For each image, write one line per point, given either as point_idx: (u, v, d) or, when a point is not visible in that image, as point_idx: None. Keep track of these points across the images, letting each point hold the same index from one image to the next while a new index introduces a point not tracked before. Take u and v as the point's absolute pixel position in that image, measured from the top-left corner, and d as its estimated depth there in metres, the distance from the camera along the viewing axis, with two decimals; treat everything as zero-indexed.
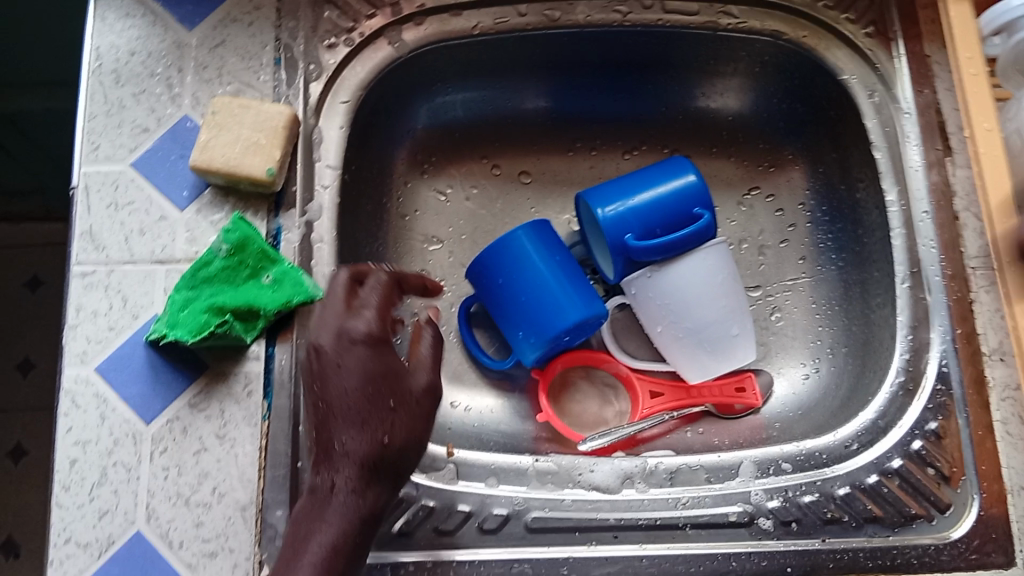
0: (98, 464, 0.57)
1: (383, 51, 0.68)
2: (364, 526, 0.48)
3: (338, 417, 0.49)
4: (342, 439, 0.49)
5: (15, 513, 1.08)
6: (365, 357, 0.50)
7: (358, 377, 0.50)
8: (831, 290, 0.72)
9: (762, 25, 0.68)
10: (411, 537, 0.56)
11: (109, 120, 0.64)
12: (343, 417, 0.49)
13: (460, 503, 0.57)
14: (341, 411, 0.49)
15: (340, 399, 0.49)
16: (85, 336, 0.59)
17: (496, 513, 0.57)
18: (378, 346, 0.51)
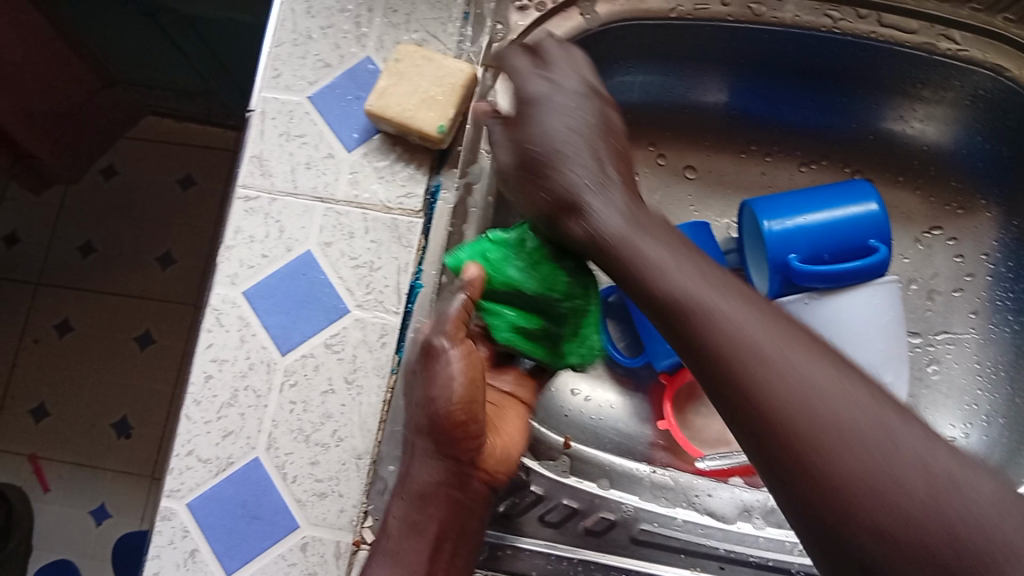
0: (230, 385, 0.58)
1: (573, 20, 0.64)
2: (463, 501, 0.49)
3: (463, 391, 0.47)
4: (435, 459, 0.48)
5: (132, 395, 1.14)
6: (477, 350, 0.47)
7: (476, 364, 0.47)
8: (1001, 353, 0.67)
9: (984, 57, 0.63)
10: (512, 519, 0.55)
11: (294, 49, 0.64)
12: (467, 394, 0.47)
13: (568, 498, 0.56)
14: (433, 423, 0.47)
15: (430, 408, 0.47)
16: (239, 259, 0.60)
17: (603, 517, 0.56)
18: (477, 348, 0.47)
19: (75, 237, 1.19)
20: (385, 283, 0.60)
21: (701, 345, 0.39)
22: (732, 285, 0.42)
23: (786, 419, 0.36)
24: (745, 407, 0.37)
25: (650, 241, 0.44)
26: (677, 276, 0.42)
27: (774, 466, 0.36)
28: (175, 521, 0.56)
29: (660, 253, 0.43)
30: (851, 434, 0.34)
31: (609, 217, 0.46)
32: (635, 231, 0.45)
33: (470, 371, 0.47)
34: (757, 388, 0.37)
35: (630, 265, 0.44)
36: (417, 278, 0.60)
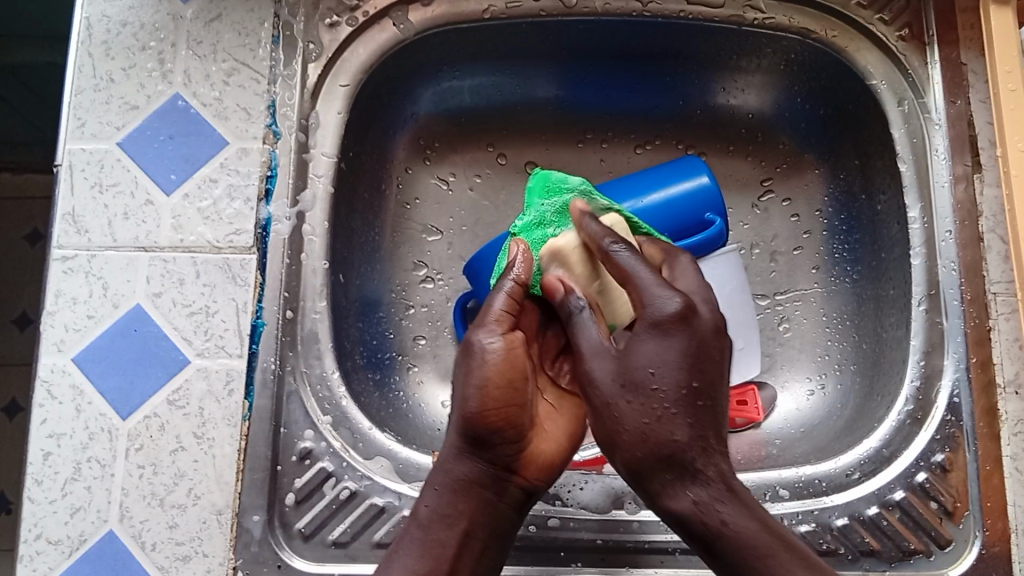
0: (72, 458, 0.55)
1: (387, 31, 0.64)
2: (487, 500, 0.47)
3: (473, 382, 0.46)
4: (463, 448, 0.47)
5: (6, 467, 1.07)
6: (504, 352, 0.47)
7: (499, 362, 0.46)
8: (844, 303, 0.69)
9: (789, 21, 0.65)
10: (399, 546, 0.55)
11: (96, 95, 0.60)
12: (483, 384, 0.46)
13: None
14: (472, 423, 0.46)
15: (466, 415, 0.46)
16: (63, 324, 0.57)
17: (524, 532, 0.56)
18: (513, 346, 0.47)
19: None
20: (223, 328, 0.57)
21: (601, 409, 0.43)
22: (685, 286, 0.47)
23: (664, 451, 0.42)
24: (664, 483, 0.42)
25: (697, 264, 0.49)
26: (694, 283, 0.47)
27: (686, 526, 0.42)
28: None
29: (692, 284, 0.48)
30: (747, 507, 0.42)
31: (664, 297, 0.43)
32: (675, 295, 0.47)
33: (509, 370, 0.46)
34: (682, 448, 0.42)
35: (666, 290, 0.47)
36: (258, 317, 0.58)
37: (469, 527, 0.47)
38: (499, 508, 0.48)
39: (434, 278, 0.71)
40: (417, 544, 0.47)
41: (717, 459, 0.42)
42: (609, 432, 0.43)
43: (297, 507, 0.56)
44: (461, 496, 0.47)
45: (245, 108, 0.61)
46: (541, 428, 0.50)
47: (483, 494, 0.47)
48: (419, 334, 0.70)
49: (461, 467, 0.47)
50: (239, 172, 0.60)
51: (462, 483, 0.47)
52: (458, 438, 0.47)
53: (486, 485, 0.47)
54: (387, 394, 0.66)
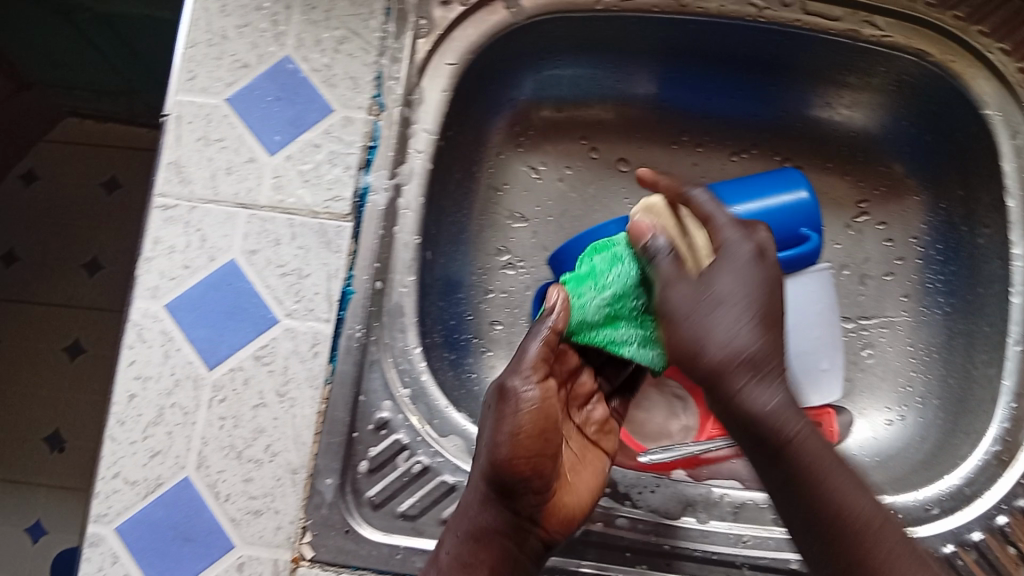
0: (156, 402, 0.56)
1: (498, 14, 0.64)
2: (508, 554, 0.47)
3: (501, 434, 0.45)
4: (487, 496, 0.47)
5: (64, 406, 1.09)
6: (538, 403, 0.46)
7: (530, 417, 0.46)
8: (933, 335, 0.68)
9: (905, 41, 0.64)
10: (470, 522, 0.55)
11: (209, 50, 0.62)
12: (511, 440, 0.45)
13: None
14: (498, 475, 0.45)
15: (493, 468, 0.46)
16: (159, 271, 0.58)
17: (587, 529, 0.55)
18: (546, 399, 0.46)
19: None
20: (314, 291, 0.58)
21: (731, 409, 0.44)
22: (715, 303, 0.45)
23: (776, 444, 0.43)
24: (770, 470, 0.45)
25: (742, 271, 0.46)
26: (732, 331, 0.44)
27: (789, 495, 0.44)
28: (104, 547, 0.54)
29: (736, 332, 0.44)
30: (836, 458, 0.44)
31: (725, 320, 0.44)
32: (703, 305, 0.45)
33: (538, 422, 0.46)
34: (793, 444, 0.43)
35: (711, 302, 0.45)
36: (348, 284, 0.58)
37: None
38: (519, 559, 0.48)
39: (516, 265, 0.71)
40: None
41: (761, 388, 0.44)
42: (739, 413, 0.44)
43: (369, 475, 0.56)
44: (480, 545, 0.47)
45: (352, 76, 0.62)
46: (561, 485, 0.50)
47: (504, 541, 0.47)
48: (496, 318, 0.70)
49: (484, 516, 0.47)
50: (342, 140, 0.61)
51: (483, 532, 0.47)
52: (481, 486, 0.47)
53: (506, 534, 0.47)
54: (461, 374, 0.66)
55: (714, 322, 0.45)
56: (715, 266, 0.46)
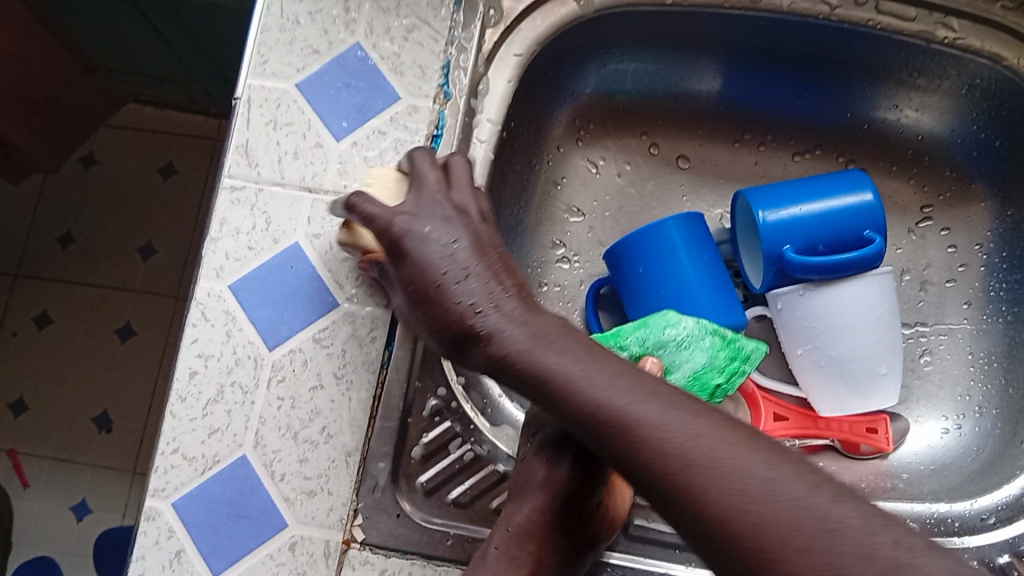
0: (216, 380, 0.57)
1: (567, 7, 0.64)
2: (552, 549, 0.51)
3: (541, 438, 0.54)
4: (538, 506, 0.51)
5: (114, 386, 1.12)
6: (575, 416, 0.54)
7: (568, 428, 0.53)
8: (994, 344, 0.66)
9: (981, 45, 0.62)
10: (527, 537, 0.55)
11: (281, 35, 0.62)
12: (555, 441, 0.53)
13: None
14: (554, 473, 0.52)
15: (544, 481, 0.52)
16: (224, 251, 0.59)
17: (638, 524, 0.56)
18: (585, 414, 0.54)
19: (54, 227, 1.16)
20: (375, 277, 0.58)
21: (486, 362, 0.45)
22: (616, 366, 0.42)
23: (638, 456, 0.39)
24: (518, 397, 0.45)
25: (413, 201, 0.49)
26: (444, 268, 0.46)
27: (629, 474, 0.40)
28: (160, 521, 0.55)
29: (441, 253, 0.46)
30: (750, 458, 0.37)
31: (474, 292, 0.45)
32: (440, 275, 0.46)
33: None
34: (687, 486, 0.37)
35: (409, 262, 0.47)
36: None
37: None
38: (565, 554, 0.51)
39: (570, 259, 0.71)
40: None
41: (466, 286, 0.45)
42: (492, 361, 0.45)
43: (422, 461, 0.57)
44: (518, 554, 0.50)
45: (420, 65, 0.61)
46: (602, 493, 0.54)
47: (544, 552, 0.51)
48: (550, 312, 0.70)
49: (530, 525, 0.51)
50: (408, 128, 0.61)
51: (525, 540, 0.51)
52: (532, 501, 0.51)
53: (543, 544, 0.51)
54: None
55: (494, 326, 0.44)
56: (404, 246, 0.47)
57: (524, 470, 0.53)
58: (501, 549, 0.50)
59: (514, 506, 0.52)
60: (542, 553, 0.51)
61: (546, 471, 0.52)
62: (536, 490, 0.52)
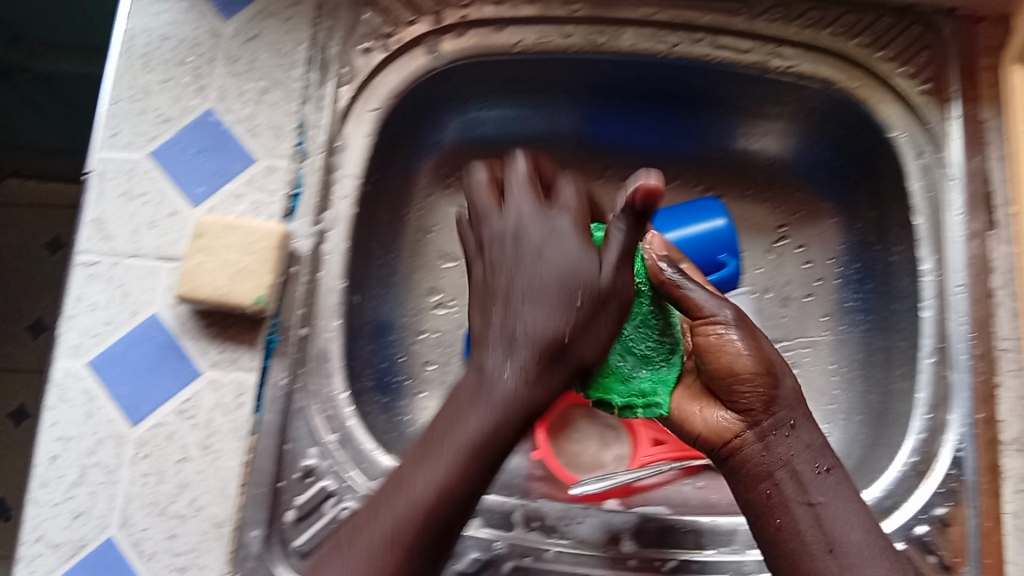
0: (78, 462, 0.55)
1: (418, 60, 0.64)
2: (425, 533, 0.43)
3: None
4: (491, 448, 0.43)
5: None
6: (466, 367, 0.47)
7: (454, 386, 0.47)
8: (852, 354, 0.69)
9: (814, 71, 0.65)
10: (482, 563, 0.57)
11: (132, 106, 0.61)
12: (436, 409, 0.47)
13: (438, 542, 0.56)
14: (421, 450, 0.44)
15: (521, 406, 0.43)
16: (79, 329, 0.57)
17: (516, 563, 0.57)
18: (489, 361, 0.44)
19: None
20: (236, 342, 0.58)
21: (579, 355, 0.44)
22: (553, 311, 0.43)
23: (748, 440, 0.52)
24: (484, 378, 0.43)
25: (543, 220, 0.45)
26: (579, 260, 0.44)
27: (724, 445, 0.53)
28: None
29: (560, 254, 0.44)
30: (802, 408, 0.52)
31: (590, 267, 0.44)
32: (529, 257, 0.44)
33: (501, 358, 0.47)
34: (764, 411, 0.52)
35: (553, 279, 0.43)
36: (272, 332, 0.58)
37: (438, 524, 0.43)
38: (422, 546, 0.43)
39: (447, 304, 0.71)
40: (405, 522, 0.43)
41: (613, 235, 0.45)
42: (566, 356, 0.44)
43: (297, 524, 0.56)
44: (451, 495, 0.43)
45: (274, 126, 0.61)
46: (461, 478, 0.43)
47: (476, 486, 0.44)
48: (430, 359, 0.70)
49: (475, 466, 0.43)
50: (266, 190, 0.60)
51: (464, 480, 0.43)
52: (489, 427, 0.43)
53: (468, 486, 0.43)
54: (393, 417, 0.66)
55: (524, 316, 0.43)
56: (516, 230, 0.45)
57: (494, 365, 0.43)
58: (411, 496, 0.43)
59: (457, 401, 0.44)
60: (466, 498, 0.44)
61: (524, 390, 0.43)
62: (500, 421, 0.43)
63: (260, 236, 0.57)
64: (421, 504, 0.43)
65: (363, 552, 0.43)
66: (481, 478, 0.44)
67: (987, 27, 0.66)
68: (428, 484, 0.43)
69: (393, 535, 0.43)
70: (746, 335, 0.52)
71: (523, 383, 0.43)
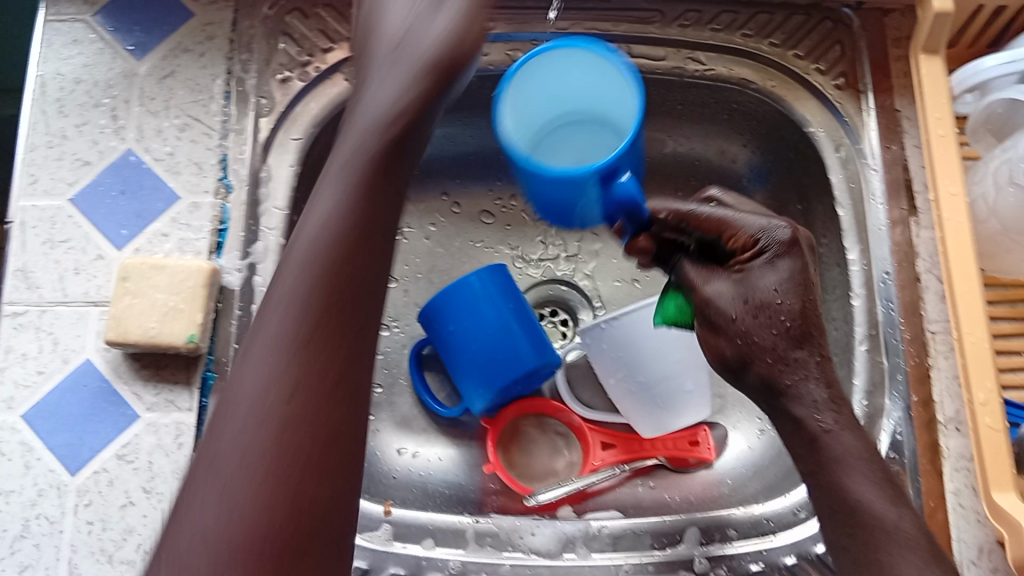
0: (20, 515, 0.54)
1: (338, 86, 0.65)
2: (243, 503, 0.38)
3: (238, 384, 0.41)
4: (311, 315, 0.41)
5: None
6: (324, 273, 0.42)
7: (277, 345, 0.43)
8: None
9: (730, 71, 0.68)
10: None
11: (49, 152, 0.62)
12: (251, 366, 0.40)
13: None
14: (257, 411, 0.39)
15: (303, 294, 0.41)
16: (12, 380, 0.57)
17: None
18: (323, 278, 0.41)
19: None
20: (173, 381, 0.58)
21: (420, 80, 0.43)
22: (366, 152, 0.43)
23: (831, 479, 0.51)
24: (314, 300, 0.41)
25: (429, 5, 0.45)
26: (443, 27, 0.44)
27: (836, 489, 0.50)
28: None
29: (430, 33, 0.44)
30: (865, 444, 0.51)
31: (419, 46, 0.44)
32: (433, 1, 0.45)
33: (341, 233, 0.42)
34: (838, 465, 0.50)
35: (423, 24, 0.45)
36: (208, 369, 0.58)
37: (283, 467, 0.38)
38: (241, 521, 0.37)
39: (390, 325, 0.73)
40: (235, 464, 0.38)
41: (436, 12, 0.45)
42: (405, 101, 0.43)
43: None
44: (261, 432, 0.39)
45: (196, 162, 0.62)
46: (278, 432, 0.39)
47: (298, 399, 0.39)
48: (374, 382, 0.71)
49: (290, 337, 0.40)
50: (191, 227, 0.61)
51: (276, 398, 0.39)
52: (272, 348, 0.40)
53: (283, 421, 0.39)
54: None
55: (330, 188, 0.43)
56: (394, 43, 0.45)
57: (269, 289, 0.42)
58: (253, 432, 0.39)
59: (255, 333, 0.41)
60: (295, 425, 0.39)
61: (308, 277, 0.41)
62: (286, 318, 0.41)
63: (189, 275, 0.57)
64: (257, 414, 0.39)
65: (196, 491, 0.38)
66: (321, 372, 0.40)
67: (897, 18, 0.68)
68: (247, 381, 0.40)
69: (224, 480, 0.38)
70: (795, 281, 0.51)
71: (305, 275, 0.41)
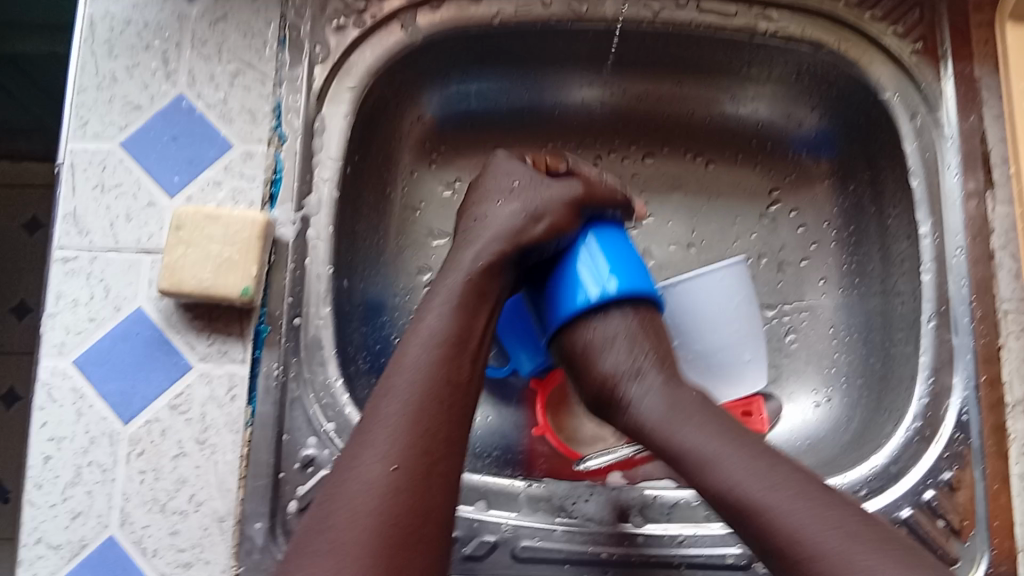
0: (72, 463, 0.54)
1: (395, 35, 0.63)
2: (441, 448, 0.45)
3: (437, 310, 0.51)
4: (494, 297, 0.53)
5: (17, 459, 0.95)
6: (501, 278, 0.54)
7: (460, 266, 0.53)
8: (853, 317, 0.70)
9: (802, 33, 0.64)
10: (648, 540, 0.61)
11: (99, 94, 0.60)
12: (462, 307, 0.51)
13: None
14: (463, 341, 0.50)
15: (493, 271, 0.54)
16: (64, 326, 0.56)
17: (528, 544, 0.56)
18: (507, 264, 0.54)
19: None
20: (225, 334, 0.57)
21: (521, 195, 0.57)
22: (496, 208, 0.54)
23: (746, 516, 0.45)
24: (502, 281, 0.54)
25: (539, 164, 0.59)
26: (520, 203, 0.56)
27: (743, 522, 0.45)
28: None
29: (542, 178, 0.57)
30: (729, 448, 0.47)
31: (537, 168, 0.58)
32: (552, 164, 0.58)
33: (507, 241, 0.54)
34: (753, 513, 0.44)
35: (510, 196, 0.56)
36: (261, 322, 0.57)
37: (433, 500, 0.43)
38: (432, 473, 0.44)
39: None
40: (432, 377, 0.47)
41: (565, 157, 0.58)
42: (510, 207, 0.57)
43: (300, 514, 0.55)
44: (454, 367, 0.48)
45: (249, 110, 0.60)
46: (474, 357, 0.50)
47: (448, 420, 0.46)
48: None
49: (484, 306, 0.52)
50: (245, 175, 0.59)
51: (467, 348, 0.50)
52: (441, 358, 0.48)
53: (471, 362, 0.49)
54: None
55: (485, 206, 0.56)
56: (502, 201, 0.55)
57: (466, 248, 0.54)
58: (457, 362, 0.49)
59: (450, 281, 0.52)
60: (475, 372, 0.50)
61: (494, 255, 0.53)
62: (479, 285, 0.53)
63: (243, 225, 0.56)
64: (461, 350, 0.49)
65: (400, 400, 0.46)
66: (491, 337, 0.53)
67: None
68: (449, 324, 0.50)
69: (425, 385, 0.47)
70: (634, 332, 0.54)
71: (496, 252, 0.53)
